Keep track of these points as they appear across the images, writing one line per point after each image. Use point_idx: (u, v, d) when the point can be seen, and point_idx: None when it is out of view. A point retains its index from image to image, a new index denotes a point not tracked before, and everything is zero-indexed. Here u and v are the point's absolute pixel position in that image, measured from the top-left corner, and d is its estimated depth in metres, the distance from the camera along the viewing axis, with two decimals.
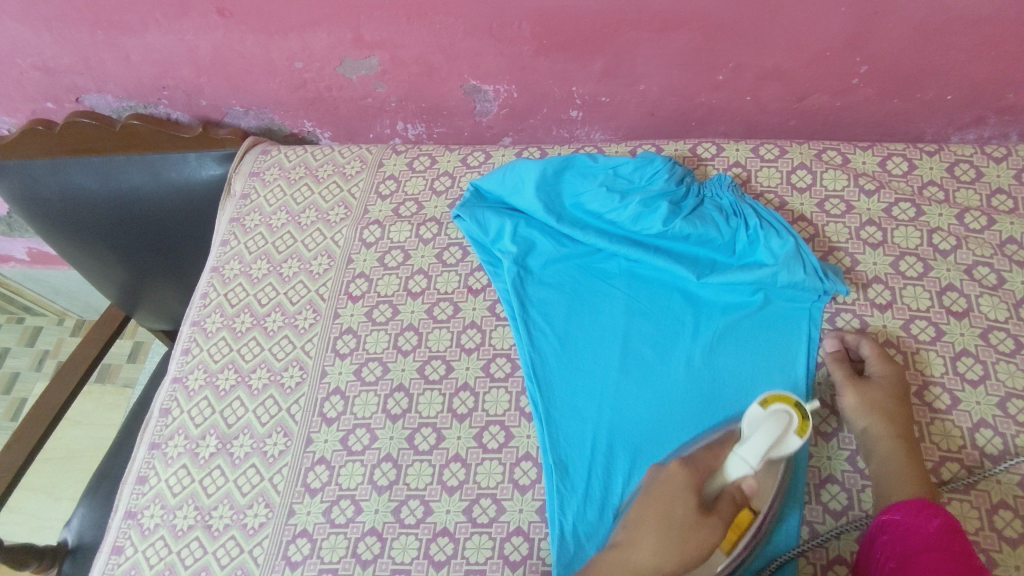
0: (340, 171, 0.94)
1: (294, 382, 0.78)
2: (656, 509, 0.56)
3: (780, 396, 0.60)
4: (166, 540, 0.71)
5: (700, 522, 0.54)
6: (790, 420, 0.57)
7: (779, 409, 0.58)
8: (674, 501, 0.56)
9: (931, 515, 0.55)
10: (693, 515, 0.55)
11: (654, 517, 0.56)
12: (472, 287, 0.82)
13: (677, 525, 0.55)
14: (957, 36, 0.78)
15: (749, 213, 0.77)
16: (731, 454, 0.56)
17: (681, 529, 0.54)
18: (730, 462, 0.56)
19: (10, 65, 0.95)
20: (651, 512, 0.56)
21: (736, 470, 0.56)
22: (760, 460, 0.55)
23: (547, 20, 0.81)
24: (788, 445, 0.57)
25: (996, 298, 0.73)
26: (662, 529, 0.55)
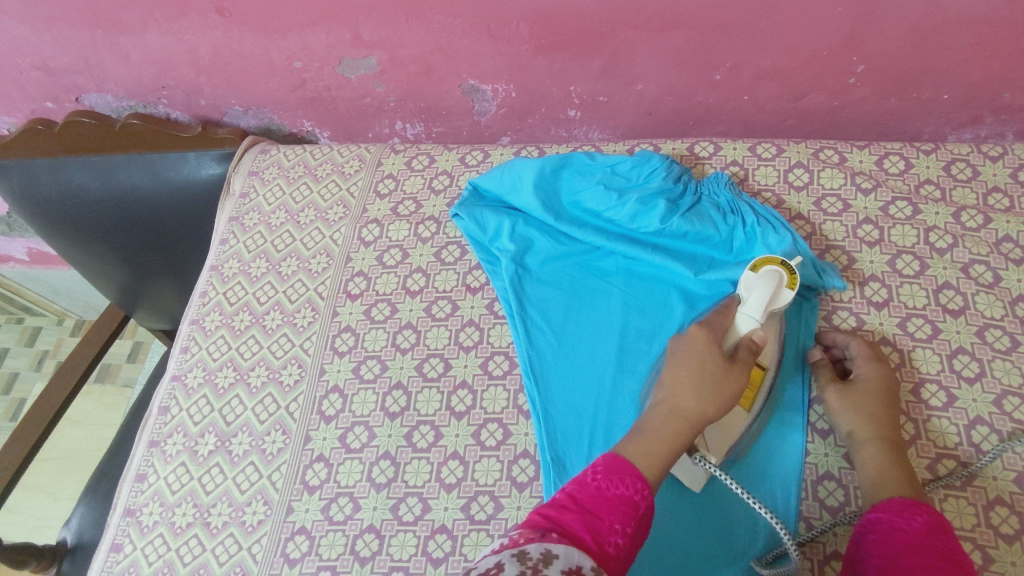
0: (339, 170, 0.94)
1: (293, 380, 0.78)
2: (688, 368, 0.58)
3: (764, 259, 0.68)
4: (165, 537, 0.71)
5: (729, 370, 0.58)
6: (779, 276, 0.65)
7: (768, 271, 0.66)
8: (702, 354, 0.59)
9: (916, 512, 0.56)
10: (721, 366, 0.58)
11: (688, 371, 0.58)
12: (471, 286, 0.82)
13: (711, 375, 0.58)
14: (953, 36, 0.78)
15: (745, 211, 0.77)
16: (738, 313, 0.64)
17: (715, 378, 0.57)
18: (739, 320, 0.63)
19: (10, 64, 0.95)
20: (684, 370, 0.58)
21: (747, 323, 0.63)
22: (762, 312, 0.64)
23: (545, 20, 0.82)
24: (781, 299, 0.65)
25: (992, 296, 0.74)
26: (700, 380, 0.57)
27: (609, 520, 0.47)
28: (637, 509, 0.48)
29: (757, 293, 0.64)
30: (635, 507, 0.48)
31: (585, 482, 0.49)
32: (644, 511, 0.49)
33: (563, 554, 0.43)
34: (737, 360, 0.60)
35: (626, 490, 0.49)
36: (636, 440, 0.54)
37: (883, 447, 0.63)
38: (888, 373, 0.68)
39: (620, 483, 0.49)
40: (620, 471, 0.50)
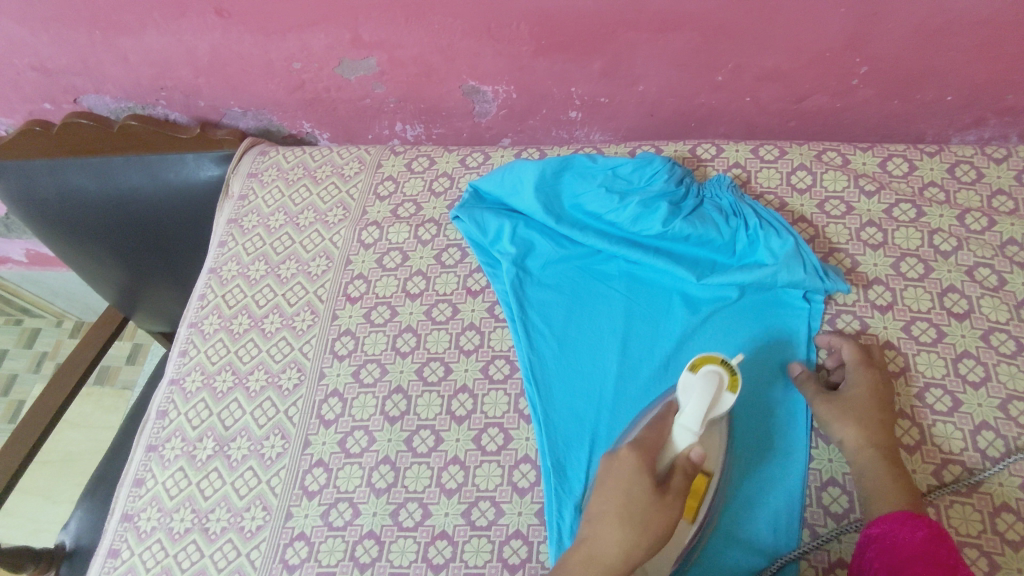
0: (339, 172, 0.94)
1: (292, 384, 0.78)
2: (618, 500, 0.54)
3: (703, 355, 0.59)
4: (163, 543, 0.71)
5: (658, 504, 0.53)
6: (718, 380, 0.56)
7: (707, 374, 0.57)
8: (629, 484, 0.54)
9: (917, 528, 0.55)
10: (651, 493, 0.54)
11: (616, 505, 0.54)
12: (471, 288, 0.82)
13: (637, 512, 0.53)
14: (957, 37, 0.78)
15: (748, 214, 0.77)
16: (673, 426, 0.56)
17: (643, 513, 0.53)
18: (675, 435, 0.56)
19: (7, 66, 0.95)
20: (613, 504, 0.54)
21: (683, 439, 0.56)
22: (701, 423, 0.56)
23: (546, 20, 0.81)
24: (721, 405, 0.57)
25: (997, 299, 0.73)
26: (624, 520, 0.53)
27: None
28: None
29: (692, 404, 0.56)
30: None
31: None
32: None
33: None
34: (670, 490, 0.54)
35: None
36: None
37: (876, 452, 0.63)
38: (877, 378, 0.67)
39: None
40: None
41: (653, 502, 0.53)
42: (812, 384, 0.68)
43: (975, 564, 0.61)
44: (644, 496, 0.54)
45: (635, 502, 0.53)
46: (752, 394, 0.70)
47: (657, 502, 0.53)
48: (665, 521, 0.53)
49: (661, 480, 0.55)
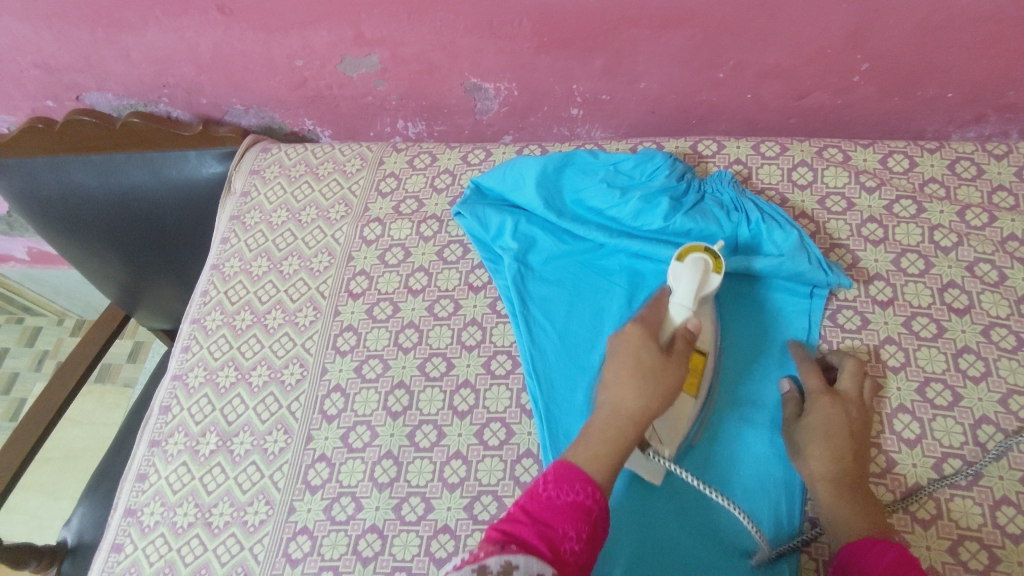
0: (341, 169, 0.94)
1: (295, 379, 0.78)
2: (629, 364, 0.57)
3: (688, 247, 0.68)
4: (166, 537, 0.71)
5: (667, 361, 0.58)
6: (704, 262, 0.65)
7: (693, 259, 0.66)
8: (638, 349, 0.58)
9: (888, 544, 0.53)
10: (659, 355, 0.58)
11: (627, 369, 0.57)
12: (473, 284, 0.82)
13: (650, 369, 0.57)
14: (958, 34, 0.78)
15: (750, 209, 0.77)
16: (671, 303, 0.64)
17: (653, 371, 0.57)
18: (672, 312, 0.63)
19: (10, 63, 0.95)
20: (624, 367, 0.57)
21: (680, 313, 0.63)
22: (693, 300, 0.64)
23: (547, 17, 0.81)
24: (710, 285, 0.65)
25: (998, 295, 0.73)
26: (638, 381, 0.56)
27: (561, 527, 0.48)
28: (589, 515, 0.50)
29: (685, 282, 0.64)
30: (587, 510, 0.50)
31: (536, 494, 0.51)
32: (597, 514, 0.51)
33: (521, 565, 0.45)
34: (674, 352, 0.59)
35: (575, 496, 0.50)
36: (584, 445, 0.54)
37: (836, 482, 0.60)
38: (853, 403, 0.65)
39: (567, 492, 0.51)
40: (570, 478, 0.51)
41: (662, 362, 0.57)
42: (794, 405, 0.67)
43: (975, 557, 0.61)
44: (654, 359, 0.57)
45: (647, 363, 0.57)
46: (753, 387, 0.71)
47: (665, 361, 0.57)
48: (675, 378, 0.57)
49: (665, 345, 0.60)
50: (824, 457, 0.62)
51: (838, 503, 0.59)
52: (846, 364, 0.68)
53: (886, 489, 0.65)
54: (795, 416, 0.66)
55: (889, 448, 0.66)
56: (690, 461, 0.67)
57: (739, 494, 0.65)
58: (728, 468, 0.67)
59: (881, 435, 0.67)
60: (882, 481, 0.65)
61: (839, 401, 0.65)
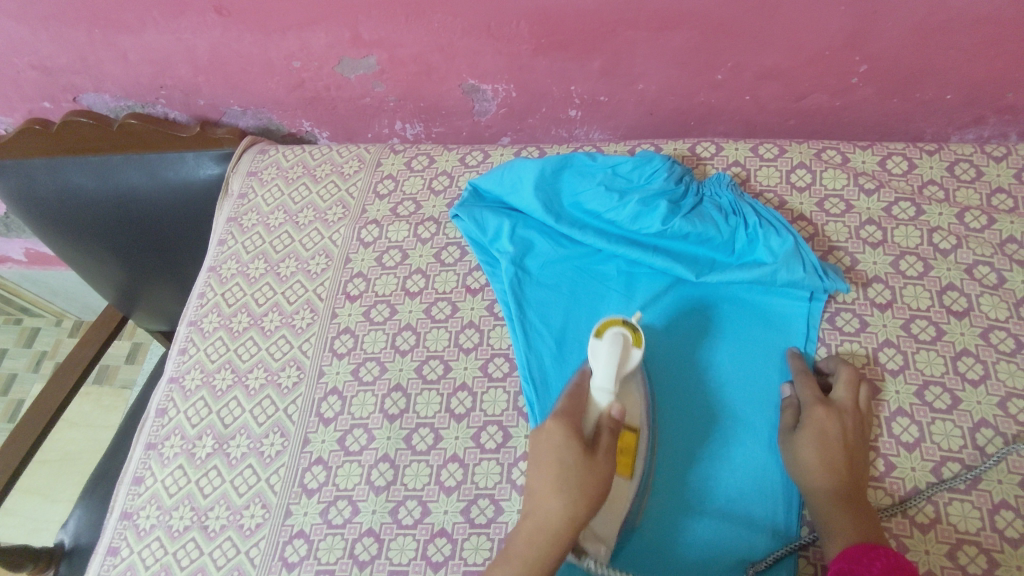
0: (338, 171, 0.94)
1: (291, 382, 0.78)
2: (552, 470, 0.56)
3: (606, 321, 0.67)
4: (162, 541, 0.71)
5: (591, 461, 0.56)
6: (620, 341, 0.64)
7: (609, 337, 0.64)
8: (561, 450, 0.56)
9: (885, 551, 0.54)
10: (581, 456, 0.56)
11: (551, 478, 0.56)
12: (471, 287, 0.82)
13: (573, 472, 0.55)
14: (957, 35, 0.78)
15: (748, 213, 0.76)
16: (593, 388, 0.62)
17: (577, 474, 0.55)
18: (595, 397, 0.62)
19: (7, 64, 0.95)
20: (548, 475, 0.56)
21: (602, 398, 0.61)
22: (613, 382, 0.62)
23: (545, 18, 0.81)
24: (627, 364, 0.64)
25: (997, 297, 0.73)
26: (561, 491, 0.55)
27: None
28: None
29: (604, 363, 0.63)
30: None
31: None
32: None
33: None
34: (600, 449, 0.57)
35: None
36: (509, 559, 0.53)
37: (831, 494, 0.61)
38: (849, 414, 0.64)
39: None
40: None
41: (585, 466, 0.56)
42: (792, 412, 0.67)
43: (974, 561, 0.61)
44: (576, 463, 0.56)
45: (570, 470, 0.56)
46: (752, 391, 0.70)
47: (589, 466, 0.56)
48: (600, 479, 0.56)
49: (589, 442, 0.58)
50: (821, 468, 0.62)
51: (833, 514, 0.60)
52: (841, 372, 0.68)
53: (885, 493, 0.64)
54: (793, 424, 0.66)
55: (887, 451, 0.66)
56: (686, 466, 0.67)
57: (735, 501, 0.65)
58: (724, 475, 0.66)
59: (879, 438, 0.67)
60: (881, 484, 0.65)
61: (835, 412, 0.64)
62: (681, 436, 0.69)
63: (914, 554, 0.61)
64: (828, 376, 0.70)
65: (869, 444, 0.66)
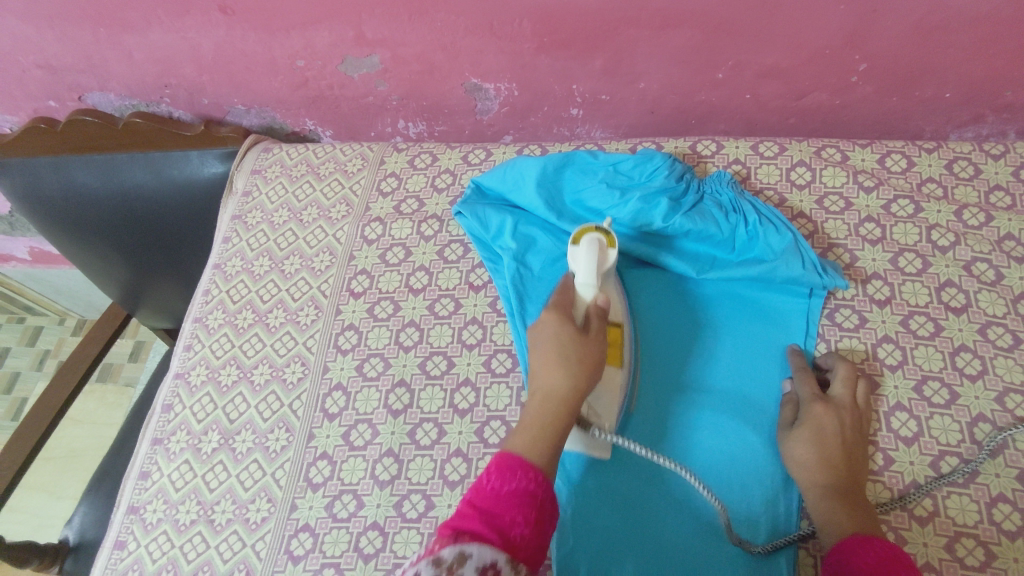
0: (342, 169, 0.95)
1: (296, 378, 0.78)
2: (551, 347, 0.61)
3: (583, 228, 0.72)
4: (169, 534, 0.72)
5: (584, 338, 0.61)
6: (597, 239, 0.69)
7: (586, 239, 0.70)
8: (556, 330, 0.62)
9: (879, 543, 0.54)
10: (576, 333, 0.61)
11: (550, 351, 0.60)
12: (474, 283, 0.82)
13: (571, 348, 0.60)
14: (955, 34, 0.79)
15: (748, 210, 0.77)
16: (577, 285, 0.66)
17: (574, 346, 0.60)
18: (580, 291, 0.66)
19: (13, 63, 0.95)
20: (549, 352, 0.60)
21: (588, 293, 0.66)
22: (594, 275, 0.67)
23: (547, 17, 0.82)
24: (607, 259, 0.69)
25: (995, 293, 0.74)
26: (562, 364, 0.59)
27: (510, 514, 0.50)
28: (535, 498, 0.52)
29: (585, 262, 0.67)
30: (531, 495, 0.52)
31: (481, 488, 0.52)
32: (543, 496, 0.53)
33: (475, 554, 0.46)
34: (590, 328, 0.62)
35: (519, 483, 0.52)
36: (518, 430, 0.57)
37: (827, 488, 0.61)
38: (846, 409, 0.65)
39: (509, 479, 0.52)
40: (512, 466, 0.53)
41: (579, 342, 0.61)
42: (791, 407, 0.67)
43: (972, 553, 0.61)
44: (571, 341, 0.61)
45: (566, 347, 0.60)
46: (751, 385, 0.71)
47: (582, 343, 0.61)
48: (593, 352, 0.61)
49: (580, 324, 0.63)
50: (818, 462, 0.62)
51: (828, 508, 0.60)
52: (838, 369, 0.68)
53: (884, 486, 0.65)
54: (791, 420, 0.67)
55: (885, 445, 0.67)
56: (686, 458, 0.68)
57: (736, 491, 0.66)
58: (725, 466, 0.67)
59: (877, 433, 0.68)
60: (880, 478, 0.66)
61: (832, 408, 0.65)
62: (681, 429, 0.70)
63: (912, 546, 0.62)
64: (827, 372, 0.71)
65: (867, 438, 0.67)
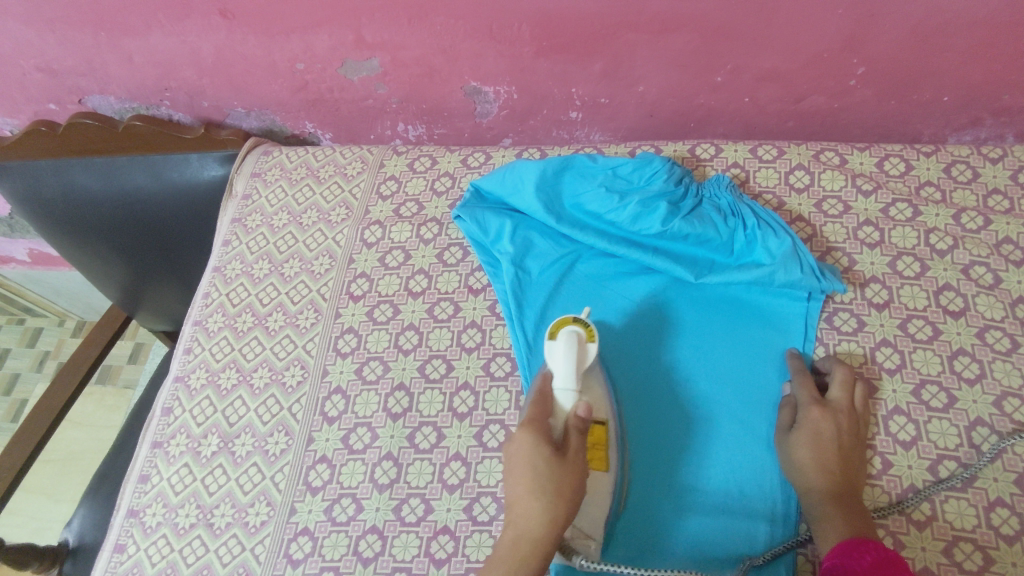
0: (341, 172, 0.95)
1: (295, 381, 0.79)
2: (525, 479, 0.55)
3: (560, 321, 0.69)
4: (168, 538, 0.72)
5: (562, 464, 0.56)
6: (574, 338, 0.66)
7: (565, 337, 0.66)
8: (531, 457, 0.56)
9: (868, 545, 0.54)
10: (553, 459, 0.56)
11: (525, 486, 0.55)
12: (473, 287, 0.83)
13: (547, 480, 0.55)
14: (953, 38, 0.79)
15: (746, 214, 0.77)
16: (555, 392, 0.63)
17: (552, 479, 0.55)
18: (559, 399, 0.63)
19: (13, 67, 0.96)
20: (522, 484, 0.55)
21: (566, 401, 0.63)
22: (574, 380, 0.64)
23: (547, 21, 0.82)
24: (585, 359, 0.66)
25: (993, 297, 0.74)
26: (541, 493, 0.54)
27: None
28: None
29: (563, 365, 0.64)
30: None
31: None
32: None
33: None
34: (569, 449, 0.58)
35: None
36: (492, 567, 0.53)
37: (824, 494, 0.61)
38: (842, 413, 0.65)
39: None
40: None
41: (557, 467, 0.56)
42: (789, 411, 0.68)
43: (970, 558, 0.62)
44: (547, 466, 0.56)
45: (543, 473, 0.55)
46: (749, 389, 0.71)
47: (560, 469, 0.56)
48: (573, 481, 0.56)
49: (558, 445, 0.58)
50: (814, 467, 0.63)
51: (823, 514, 0.60)
52: (836, 372, 0.68)
53: (882, 491, 0.65)
54: (789, 424, 0.67)
55: (884, 449, 0.67)
56: (684, 466, 0.68)
57: (734, 501, 0.66)
58: (724, 476, 0.67)
59: (876, 437, 0.68)
60: (878, 482, 0.66)
61: (829, 412, 0.65)
62: (679, 436, 0.70)
63: (910, 551, 0.62)
64: (825, 376, 0.71)
65: (866, 441, 0.67)
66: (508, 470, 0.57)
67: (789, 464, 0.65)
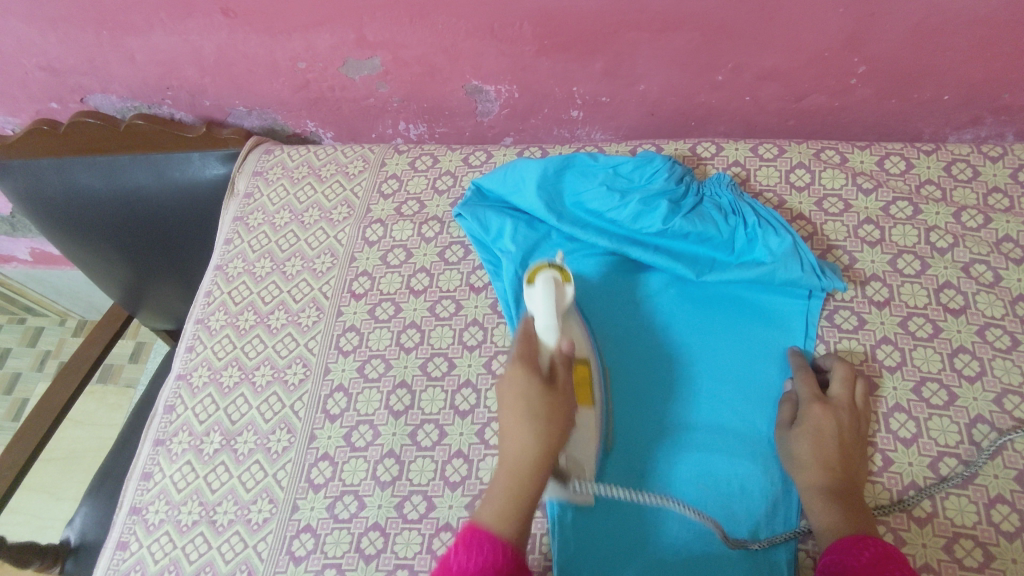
0: (343, 170, 0.95)
1: (297, 379, 0.79)
2: (519, 411, 0.57)
3: (535, 268, 0.68)
4: (171, 535, 0.72)
5: (552, 395, 0.58)
6: (551, 276, 0.65)
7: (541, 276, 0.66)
8: (524, 389, 0.58)
9: (869, 542, 0.55)
10: (544, 392, 0.58)
11: (518, 417, 0.57)
12: (474, 285, 0.83)
13: (540, 412, 0.57)
14: (953, 37, 0.79)
15: (747, 213, 0.77)
16: (538, 331, 0.62)
17: (543, 409, 0.57)
18: (543, 337, 0.62)
19: (16, 66, 0.96)
20: (516, 415, 0.57)
21: (550, 338, 0.61)
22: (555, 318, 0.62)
23: (548, 20, 0.82)
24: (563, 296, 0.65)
25: (993, 295, 0.74)
26: (532, 421, 0.56)
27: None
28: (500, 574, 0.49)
29: (543, 305, 0.63)
30: (497, 569, 0.49)
31: (449, 564, 0.50)
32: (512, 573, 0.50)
33: None
34: (558, 382, 0.59)
35: (484, 558, 0.50)
36: (493, 498, 0.55)
37: (825, 490, 0.62)
38: (843, 410, 0.65)
39: (474, 552, 0.50)
40: (478, 539, 0.51)
41: (549, 397, 0.58)
42: (790, 408, 0.68)
43: (971, 554, 0.62)
44: (539, 397, 0.57)
45: (535, 405, 0.57)
46: (749, 388, 0.72)
47: (551, 398, 0.58)
48: (564, 410, 0.58)
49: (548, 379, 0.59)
50: (814, 464, 0.63)
51: (824, 510, 0.61)
52: (836, 369, 0.69)
53: (883, 488, 0.66)
54: (790, 420, 0.67)
55: (885, 446, 0.67)
56: (688, 465, 0.68)
57: (736, 494, 0.66)
58: (725, 469, 0.68)
59: (877, 434, 0.68)
60: (879, 479, 0.66)
61: (831, 409, 0.65)
62: (680, 434, 0.70)
63: (911, 547, 0.62)
64: (826, 373, 0.71)
65: (866, 438, 0.67)
66: (501, 407, 0.59)
67: (790, 460, 0.65)
